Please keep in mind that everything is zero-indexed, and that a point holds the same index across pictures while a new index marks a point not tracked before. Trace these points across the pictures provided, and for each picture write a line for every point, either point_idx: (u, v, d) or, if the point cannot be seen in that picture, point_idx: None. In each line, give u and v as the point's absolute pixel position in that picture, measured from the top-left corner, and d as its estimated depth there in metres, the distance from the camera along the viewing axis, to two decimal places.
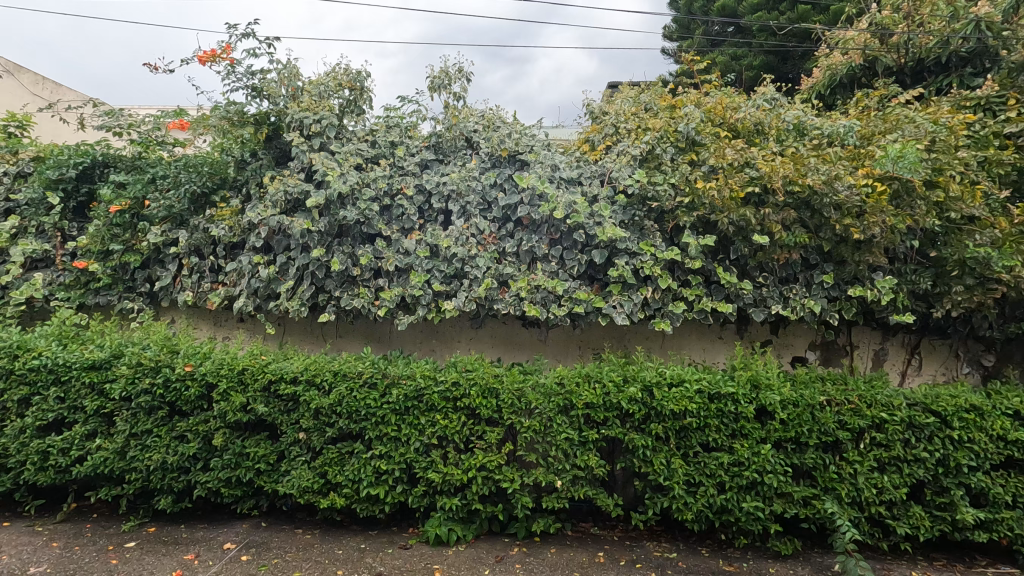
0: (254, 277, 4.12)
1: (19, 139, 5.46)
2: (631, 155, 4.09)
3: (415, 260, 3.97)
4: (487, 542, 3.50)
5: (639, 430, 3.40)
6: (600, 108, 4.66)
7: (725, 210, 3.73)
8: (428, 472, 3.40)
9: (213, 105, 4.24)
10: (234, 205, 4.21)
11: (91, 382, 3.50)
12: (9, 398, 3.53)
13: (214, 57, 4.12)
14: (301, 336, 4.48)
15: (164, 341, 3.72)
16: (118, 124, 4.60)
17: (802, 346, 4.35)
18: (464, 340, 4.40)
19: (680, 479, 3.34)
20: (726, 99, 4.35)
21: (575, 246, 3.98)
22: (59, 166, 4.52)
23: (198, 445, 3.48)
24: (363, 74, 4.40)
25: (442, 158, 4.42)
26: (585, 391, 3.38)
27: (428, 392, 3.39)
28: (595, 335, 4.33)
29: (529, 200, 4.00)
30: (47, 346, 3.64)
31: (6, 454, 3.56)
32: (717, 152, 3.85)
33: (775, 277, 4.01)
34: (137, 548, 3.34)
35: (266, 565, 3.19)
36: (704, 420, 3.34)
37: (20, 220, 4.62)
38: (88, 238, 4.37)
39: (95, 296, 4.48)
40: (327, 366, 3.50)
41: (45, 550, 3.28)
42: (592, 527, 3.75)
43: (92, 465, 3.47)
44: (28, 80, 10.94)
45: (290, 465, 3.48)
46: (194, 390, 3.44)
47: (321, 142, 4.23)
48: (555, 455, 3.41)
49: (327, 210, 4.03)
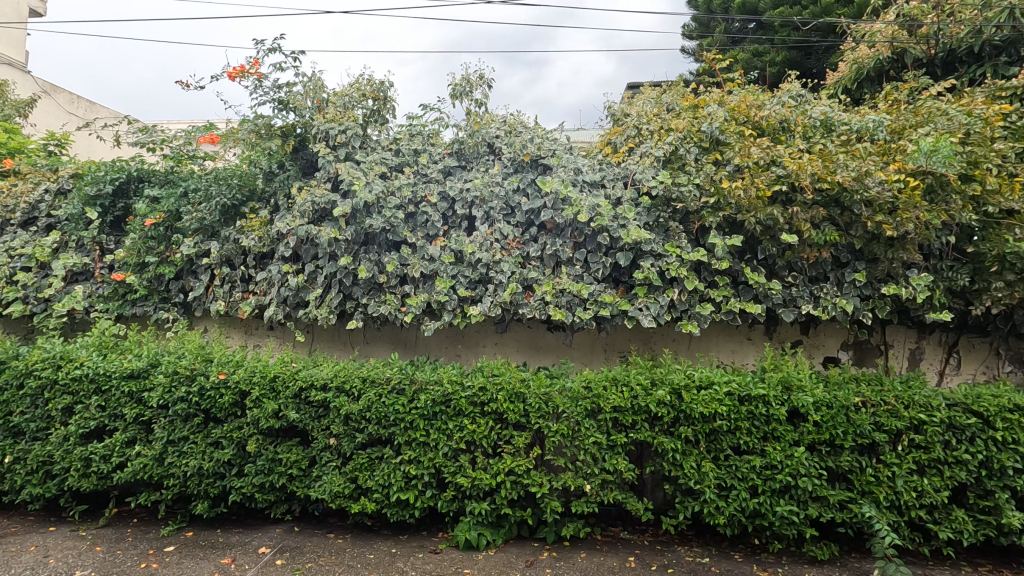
0: (284, 285, 4.21)
1: (59, 156, 5.69)
2: (654, 156, 4.07)
3: (440, 266, 4.00)
4: (517, 547, 3.51)
5: (668, 433, 3.37)
6: (621, 111, 4.65)
7: (752, 209, 3.68)
8: (457, 477, 3.41)
9: (242, 119, 4.37)
10: (263, 216, 4.31)
11: (130, 390, 3.61)
12: (54, 407, 3.66)
13: (243, 72, 4.23)
14: (329, 343, 4.55)
15: (199, 350, 3.83)
16: (151, 140, 4.70)
17: (834, 346, 4.26)
18: (489, 344, 4.42)
19: (711, 482, 3.30)
20: (749, 97, 4.31)
21: (599, 249, 3.97)
22: (97, 182, 4.67)
23: (232, 451, 3.56)
24: (386, 84, 4.48)
25: (465, 165, 4.46)
26: (612, 395, 3.36)
27: (456, 397, 3.41)
28: (621, 338, 4.31)
29: (552, 204, 4.02)
30: (88, 356, 3.77)
31: (51, 462, 3.69)
32: (743, 151, 3.80)
33: (805, 276, 3.94)
34: (175, 552, 3.43)
35: (300, 568, 3.24)
36: (735, 422, 3.29)
37: (61, 235, 4.80)
38: (126, 251, 4.52)
39: (133, 307, 4.62)
40: (357, 373, 3.55)
41: (88, 555, 3.38)
42: (621, 532, 3.73)
43: (132, 471, 3.57)
44: (64, 99, 11.48)
45: (321, 470, 3.53)
46: (229, 397, 3.52)
47: (346, 152, 4.31)
48: (583, 459, 3.40)
49: (354, 219, 4.08)
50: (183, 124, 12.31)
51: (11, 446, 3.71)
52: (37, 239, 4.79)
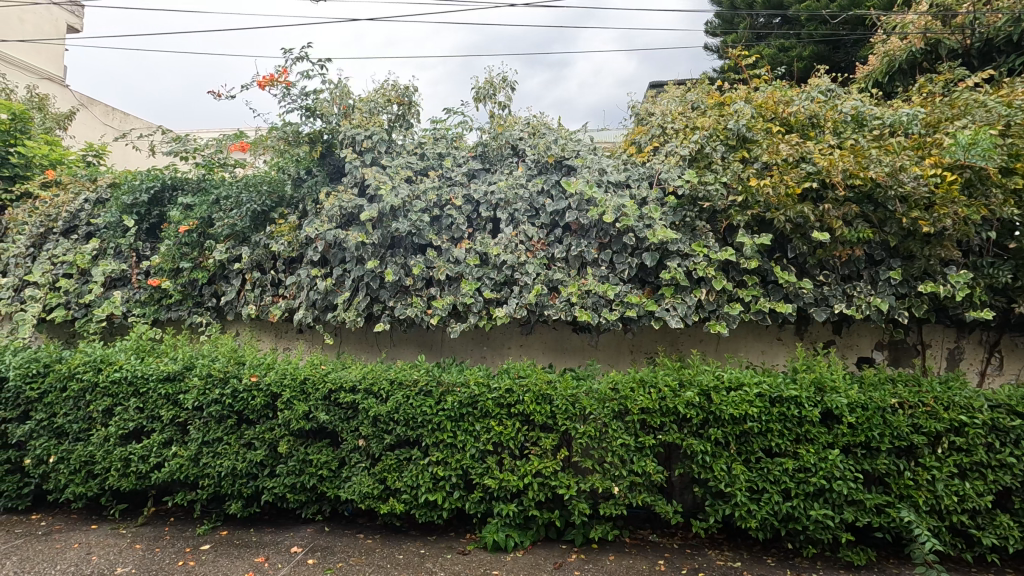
0: (313, 289, 4.29)
1: (97, 167, 5.91)
2: (680, 155, 4.03)
3: (465, 269, 4.02)
4: (545, 549, 3.50)
5: (698, 435, 3.33)
6: (644, 110, 4.61)
7: (781, 207, 3.63)
8: (485, 478, 3.42)
9: (272, 126, 4.48)
10: (292, 222, 4.40)
11: (167, 393, 3.71)
12: (95, 408, 3.79)
13: (272, 80, 4.33)
14: (357, 346, 4.62)
15: (232, 353, 3.92)
16: (185, 148, 4.81)
17: (868, 346, 4.15)
18: (514, 346, 4.43)
19: (742, 485, 3.25)
20: (777, 93, 4.25)
21: (625, 250, 3.93)
22: (134, 191, 4.83)
23: (265, 451, 3.63)
24: (411, 89, 4.55)
25: (489, 167, 4.49)
26: (640, 397, 3.33)
27: (482, 399, 3.43)
28: (648, 339, 4.27)
29: (577, 206, 4.01)
30: (126, 360, 3.89)
31: (92, 462, 3.81)
32: (771, 148, 3.75)
33: (837, 275, 3.85)
34: (211, 551, 3.51)
35: (332, 568, 3.28)
36: (766, 424, 3.24)
37: (100, 242, 4.99)
38: (161, 257, 4.65)
39: (168, 311, 4.75)
40: (384, 375, 3.60)
41: (129, 552, 3.48)
42: (650, 535, 3.69)
43: (169, 471, 3.67)
44: (100, 111, 11.87)
45: (351, 471, 3.58)
46: (261, 399, 3.60)
47: (372, 157, 4.37)
48: (611, 461, 3.37)
49: (380, 223, 4.13)
50: (212, 134, 12.63)
51: (55, 447, 3.85)
52: (79, 246, 4.98)
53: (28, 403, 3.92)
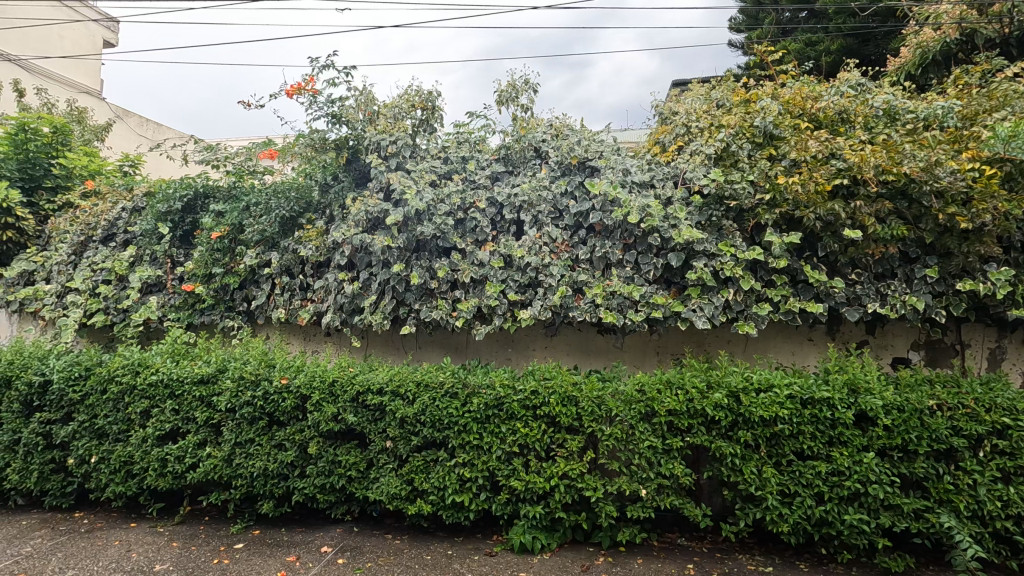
0: (340, 293, 4.36)
1: (133, 176, 6.11)
2: (705, 154, 3.99)
3: (490, 271, 4.05)
4: (572, 551, 3.49)
5: (727, 437, 3.28)
6: (668, 109, 4.56)
7: (811, 205, 3.56)
8: (511, 480, 3.43)
9: (299, 134, 4.60)
10: (320, 227, 4.48)
11: (201, 395, 3.82)
12: (133, 410, 3.91)
13: (299, 89, 4.42)
14: (383, 348, 4.68)
15: (263, 356, 4.02)
16: (216, 157, 4.97)
17: (903, 346, 4.03)
18: (539, 348, 4.43)
19: (773, 488, 3.19)
20: (805, 88, 4.17)
21: (650, 250, 3.90)
22: (168, 199, 4.98)
23: (295, 453, 3.70)
24: (434, 93, 4.61)
25: (512, 170, 4.51)
26: (667, 398, 3.30)
27: (507, 400, 3.44)
28: (674, 340, 4.22)
29: (601, 207, 3.99)
30: (163, 363, 4.01)
31: (131, 462, 3.93)
32: (799, 145, 3.69)
33: (870, 273, 3.76)
34: (244, 549, 3.59)
35: (361, 568, 3.32)
36: (798, 427, 3.17)
37: (137, 249, 5.16)
38: (194, 263, 4.78)
39: (201, 316, 4.88)
40: (411, 377, 3.64)
41: (167, 550, 3.58)
42: (678, 538, 3.65)
43: (204, 471, 3.76)
44: (135, 122, 12.26)
45: (379, 472, 3.62)
46: (291, 401, 3.68)
47: (397, 161, 4.43)
48: (638, 464, 3.34)
49: (406, 227, 4.18)
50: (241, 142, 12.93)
51: (96, 447, 3.98)
52: (117, 254, 5.17)
53: (71, 405, 4.06)
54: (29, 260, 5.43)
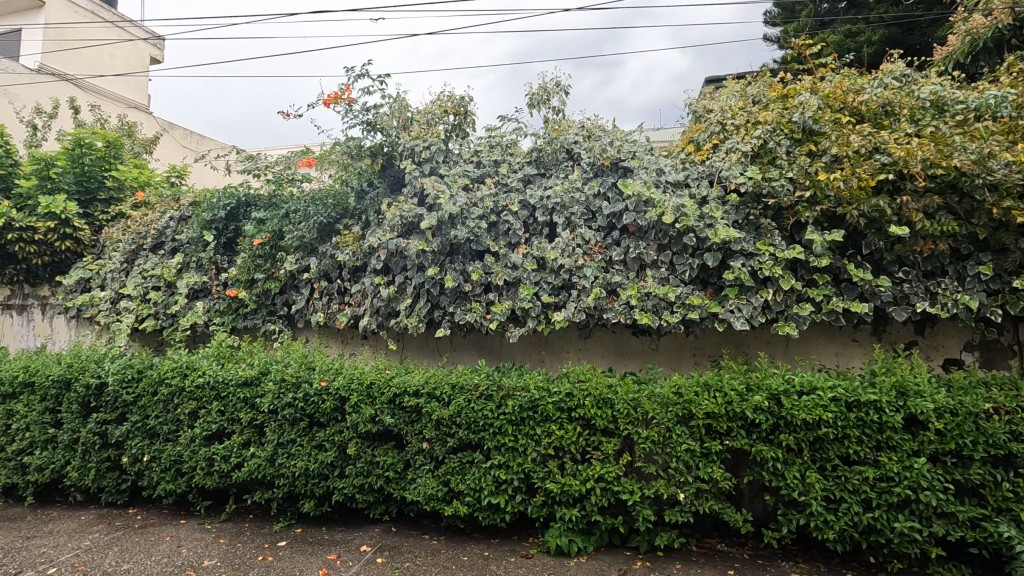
0: (376, 296, 4.45)
1: (180, 187, 6.38)
2: (741, 152, 3.91)
3: (524, 274, 4.07)
4: (609, 555, 3.46)
5: (768, 441, 3.21)
6: (702, 107, 4.48)
7: (854, 201, 3.46)
8: (546, 482, 3.43)
9: (336, 141, 4.71)
10: (356, 232, 4.59)
11: (245, 397, 3.95)
12: (182, 411, 4.06)
13: (336, 98, 4.53)
14: (419, 351, 4.74)
15: (303, 359, 4.13)
16: (256, 166, 5.09)
17: (956, 347, 3.85)
18: (573, 350, 4.41)
19: (818, 494, 3.10)
20: (845, 81, 4.05)
21: (685, 250, 3.85)
22: (212, 208, 5.18)
23: (335, 453, 3.78)
24: (466, 98, 4.67)
25: (544, 172, 4.52)
26: (705, 401, 3.25)
27: (542, 402, 3.44)
28: (711, 341, 4.15)
29: (634, 207, 3.96)
30: (209, 366, 4.17)
31: (180, 461, 4.09)
32: (841, 140, 3.59)
33: (919, 271, 3.61)
34: (287, 547, 3.69)
35: (400, 568, 3.37)
36: (843, 430, 3.08)
37: (184, 256, 5.37)
38: (238, 269, 4.95)
39: (244, 320, 5.04)
40: (446, 379, 3.68)
41: (214, 546, 3.71)
42: (718, 543, 3.57)
43: (248, 471, 3.88)
44: (180, 135, 12.74)
45: (416, 473, 3.67)
46: (330, 403, 3.77)
47: (431, 167, 4.50)
48: (676, 467, 3.29)
49: (440, 231, 4.23)
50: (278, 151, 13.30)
51: (148, 446, 4.16)
52: (165, 261, 5.40)
53: (125, 406, 4.26)
54: (85, 269, 5.72)
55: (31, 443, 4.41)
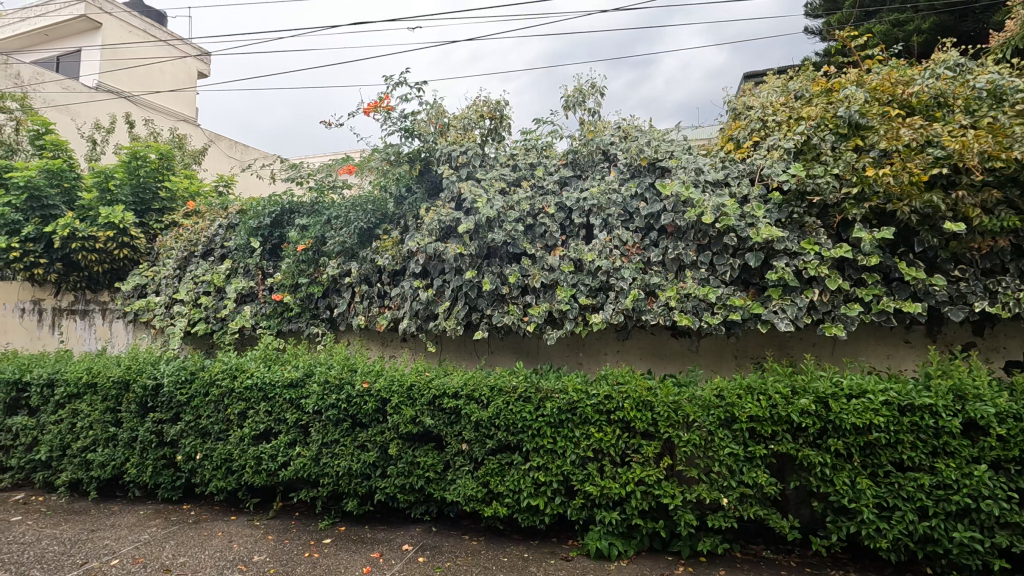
0: (415, 300, 4.53)
1: (227, 196, 6.63)
2: (783, 149, 3.81)
3: (561, 276, 4.07)
4: (650, 559, 3.42)
5: (815, 446, 3.12)
6: (742, 104, 4.39)
7: (905, 197, 3.34)
8: (586, 485, 3.41)
9: (375, 148, 4.82)
10: (395, 237, 4.68)
11: (291, 398, 4.08)
12: (232, 411, 4.23)
13: (375, 106, 4.65)
14: (456, 353, 4.80)
15: (345, 361, 4.25)
16: (300, 174, 5.29)
17: (1019, 349, 3.66)
18: (611, 352, 4.39)
19: (869, 501, 2.99)
20: (894, 73, 3.91)
21: (726, 250, 3.78)
22: (258, 215, 5.38)
23: (377, 453, 3.87)
24: (502, 103, 4.75)
25: (580, 174, 4.50)
26: (748, 404, 3.18)
27: (581, 405, 3.43)
28: (754, 343, 4.05)
29: (673, 207, 3.91)
30: (257, 368, 4.32)
31: (230, 459, 4.24)
32: (890, 134, 3.47)
33: (977, 269, 3.45)
34: (332, 544, 3.79)
35: (441, 567, 3.42)
36: (896, 436, 2.97)
37: (232, 262, 5.59)
38: (283, 274, 5.12)
39: (289, 323, 5.21)
40: (485, 382, 3.71)
41: (264, 542, 3.85)
42: (763, 550, 3.49)
43: (294, 469, 4.00)
44: (226, 145, 13.24)
45: (456, 474, 3.72)
46: (372, 404, 3.86)
47: (468, 171, 4.56)
48: (719, 471, 3.24)
49: (477, 234, 4.28)
50: None
51: (201, 445, 4.34)
52: (215, 267, 5.63)
53: (179, 406, 4.46)
54: (141, 275, 6.01)
55: (94, 441, 4.66)
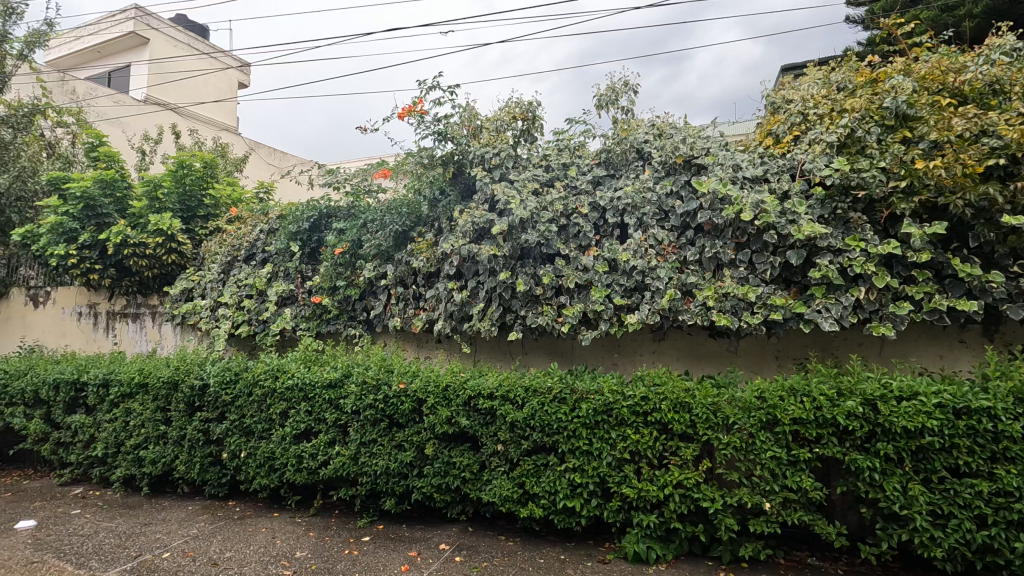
0: (450, 301, 4.58)
1: (267, 202, 6.84)
2: (826, 143, 3.69)
3: (595, 276, 4.04)
4: (689, 564, 3.35)
5: (863, 450, 3.01)
6: (781, 98, 4.28)
7: (959, 189, 3.20)
8: (623, 487, 3.37)
9: (409, 152, 4.87)
10: (429, 239, 4.73)
11: (330, 398, 4.18)
12: (274, 411, 4.35)
13: (409, 111, 4.71)
14: (491, 354, 4.82)
15: (382, 362, 4.32)
16: (337, 179, 5.30)
17: None
18: (647, 353, 4.33)
19: (923, 508, 2.86)
20: (944, 60, 3.75)
21: (765, 249, 3.69)
22: (297, 220, 5.53)
23: (414, 453, 3.92)
24: (535, 104, 4.76)
25: (614, 173, 4.47)
26: (791, 406, 3.09)
27: (617, 406, 3.40)
28: (796, 343, 3.93)
29: (709, 205, 3.84)
30: (297, 368, 4.44)
31: (273, 458, 4.36)
32: (941, 124, 3.34)
33: None
34: (371, 542, 3.85)
35: (478, 567, 3.44)
36: (951, 439, 2.83)
37: (273, 266, 5.76)
38: (321, 277, 5.24)
39: (327, 325, 5.33)
40: (520, 383, 3.72)
41: (305, 539, 3.94)
42: (808, 557, 3.38)
43: (334, 468, 4.08)
44: (266, 153, 13.63)
45: (491, 474, 3.73)
46: (409, 404, 3.91)
47: (501, 172, 4.58)
48: (761, 475, 3.15)
49: (511, 236, 4.30)
50: None
51: (245, 443, 4.48)
52: (257, 271, 5.81)
53: (225, 406, 4.61)
54: (188, 279, 6.26)
55: (146, 439, 4.86)
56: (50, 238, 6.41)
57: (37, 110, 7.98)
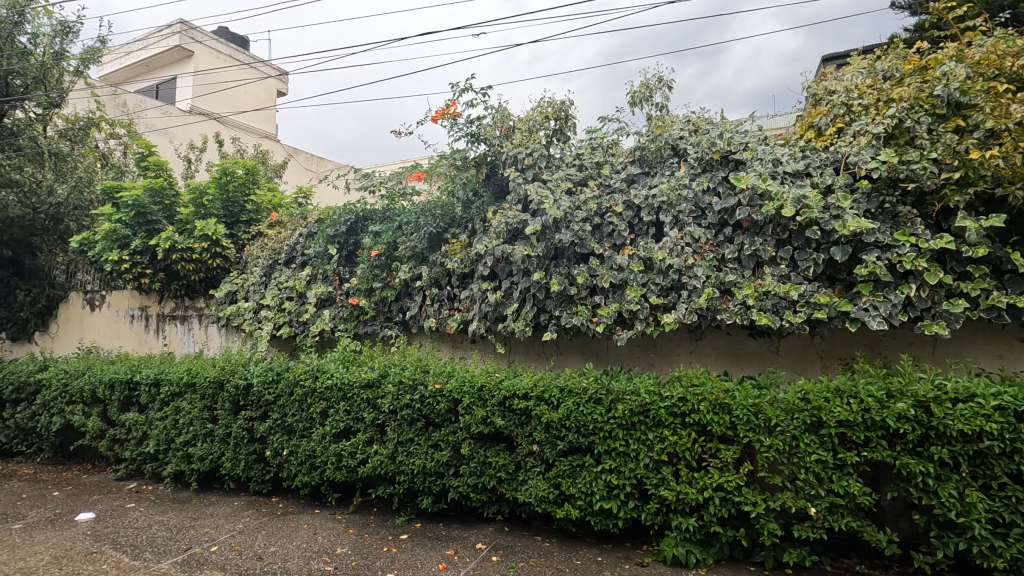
0: (484, 301, 4.61)
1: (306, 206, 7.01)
2: (872, 134, 3.56)
3: (630, 275, 4.00)
4: (730, 569, 3.27)
5: (915, 454, 2.88)
6: (823, 89, 4.14)
7: (1018, 179, 3.07)
8: (661, 489, 3.32)
9: (443, 154, 4.93)
10: (463, 240, 4.77)
11: (368, 398, 4.26)
12: (314, 410, 4.46)
13: (442, 113, 4.76)
14: (526, 354, 4.83)
15: (418, 362, 4.38)
16: (372, 183, 5.41)
17: None
18: (684, 353, 4.25)
19: (982, 516, 2.72)
20: (1001, 43, 3.56)
21: (808, 245, 3.57)
22: (335, 224, 5.66)
23: (450, 452, 3.95)
24: (567, 103, 4.74)
25: (649, 171, 4.41)
26: (837, 407, 2.98)
27: (654, 407, 3.35)
28: (842, 343, 3.80)
29: (748, 202, 3.74)
30: (336, 369, 4.54)
31: (314, 456, 4.47)
32: (997, 111, 3.17)
33: None
34: (409, 540, 3.90)
35: (515, 567, 3.44)
36: (1012, 444, 2.69)
37: (312, 269, 5.90)
38: (358, 279, 5.35)
39: (364, 326, 5.43)
40: (555, 383, 3.71)
41: (345, 536, 4.02)
42: (857, 565, 3.25)
43: (372, 466, 4.16)
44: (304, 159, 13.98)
45: (527, 475, 3.73)
46: (445, 404, 3.95)
47: (534, 173, 4.58)
48: (805, 479, 3.05)
49: (544, 236, 4.30)
50: None
51: (287, 442, 4.60)
52: (296, 274, 5.97)
53: (267, 405, 4.75)
54: (232, 282, 6.48)
55: (194, 436, 5.05)
56: (104, 244, 6.74)
57: (92, 123, 8.40)
